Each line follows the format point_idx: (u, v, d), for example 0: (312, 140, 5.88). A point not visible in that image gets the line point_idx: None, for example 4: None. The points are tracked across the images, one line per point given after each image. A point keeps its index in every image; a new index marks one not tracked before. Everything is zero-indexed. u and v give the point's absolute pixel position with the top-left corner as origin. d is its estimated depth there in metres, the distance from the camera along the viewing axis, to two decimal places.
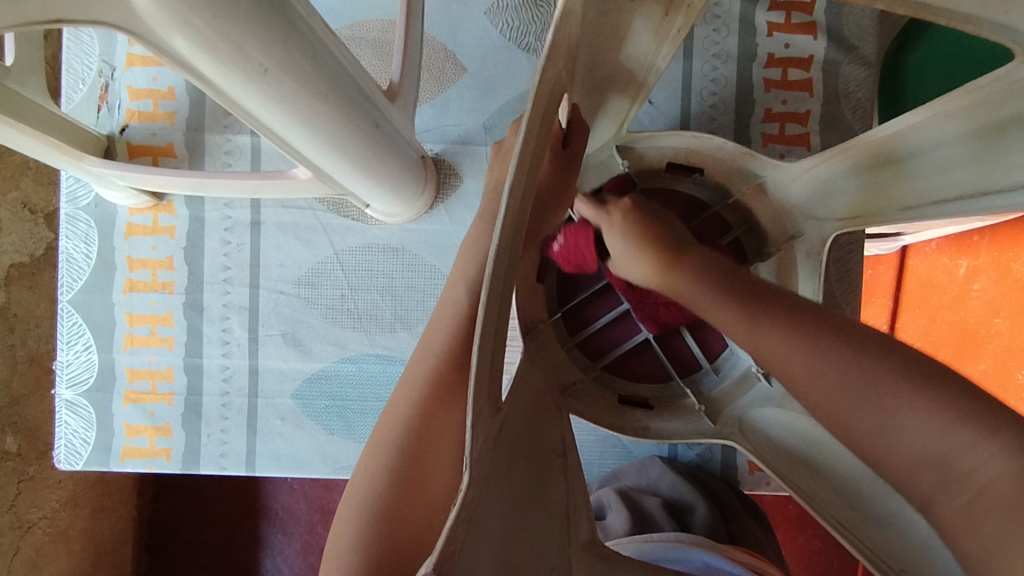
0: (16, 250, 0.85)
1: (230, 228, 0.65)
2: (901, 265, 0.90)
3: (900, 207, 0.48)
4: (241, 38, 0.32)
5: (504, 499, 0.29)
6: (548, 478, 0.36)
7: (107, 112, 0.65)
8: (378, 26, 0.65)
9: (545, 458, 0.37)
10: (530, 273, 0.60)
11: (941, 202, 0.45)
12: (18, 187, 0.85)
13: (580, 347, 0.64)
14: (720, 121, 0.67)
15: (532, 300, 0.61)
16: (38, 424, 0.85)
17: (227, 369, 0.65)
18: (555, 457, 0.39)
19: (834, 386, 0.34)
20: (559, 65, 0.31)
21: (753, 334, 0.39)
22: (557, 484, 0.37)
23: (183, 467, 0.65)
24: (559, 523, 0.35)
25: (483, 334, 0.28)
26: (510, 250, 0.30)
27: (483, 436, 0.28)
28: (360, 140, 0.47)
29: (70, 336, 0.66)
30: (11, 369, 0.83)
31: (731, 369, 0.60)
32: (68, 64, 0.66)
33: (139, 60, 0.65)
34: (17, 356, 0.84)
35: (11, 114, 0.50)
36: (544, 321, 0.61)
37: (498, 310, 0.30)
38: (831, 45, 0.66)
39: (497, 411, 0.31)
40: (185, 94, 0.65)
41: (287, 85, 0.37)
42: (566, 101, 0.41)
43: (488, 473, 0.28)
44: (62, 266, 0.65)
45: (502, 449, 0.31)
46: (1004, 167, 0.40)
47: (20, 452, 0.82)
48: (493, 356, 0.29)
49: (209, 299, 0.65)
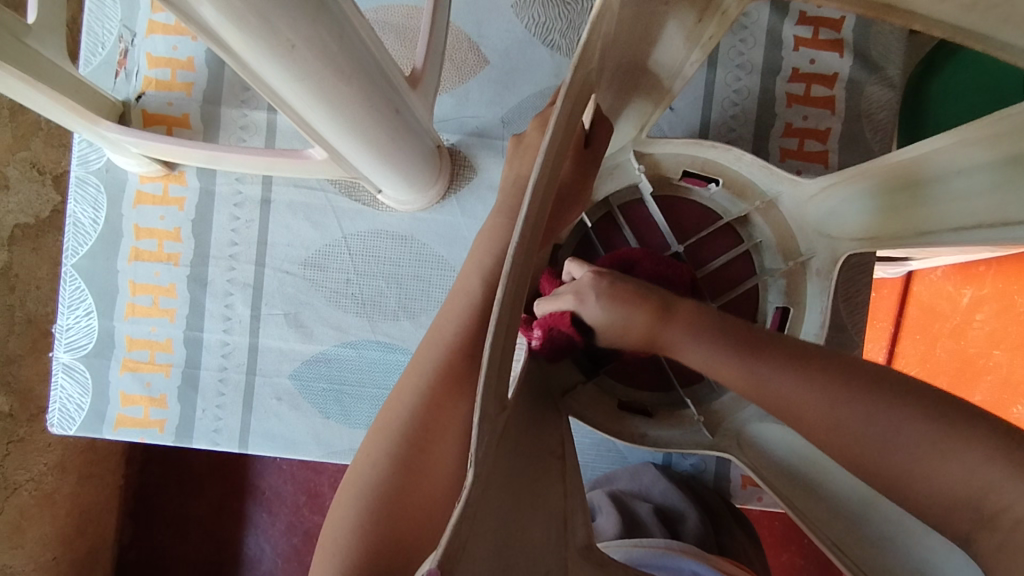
0: (21, 210, 0.85)
1: (240, 204, 0.65)
2: (905, 289, 0.89)
3: (913, 229, 0.48)
4: (269, 11, 0.31)
5: (504, 502, 0.29)
6: (545, 481, 0.36)
7: (124, 78, 0.64)
8: (404, 12, 0.64)
9: (544, 461, 0.37)
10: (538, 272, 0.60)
11: (959, 229, 0.45)
12: (28, 147, 0.85)
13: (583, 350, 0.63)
14: (739, 133, 0.66)
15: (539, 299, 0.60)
16: (31, 386, 0.85)
17: (227, 345, 0.65)
18: (555, 460, 0.39)
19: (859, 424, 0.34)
20: (588, 66, 0.31)
21: (767, 395, 0.38)
22: (556, 487, 0.37)
23: (175, 440, 0.65)
24: (557, 526, 0.35)
25: (494, 331, 0.27)
26: (526, 250, 0.30)
27: (488, 434, 0.28)
28: (378, 123, 0.46)
29: (72, 301, 0.65)
30: (9, 329, 0.83)
31: None
32: (87, 26, 0.65)
33: (160, 29, 0.64)
34: (15, 317, 0.84)
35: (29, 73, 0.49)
36: None
37: (510, 310, 0.29)
38: (856, 64, 0.66)
39: (501, 410, 0.31)
40: (204, 65, 0.64)
41: (311, 63, 0.36)
42: (592, 103, 0.40)
43: (490, 474, 0.28)
44: (68, 230, 0.65)
45: (505, 448, 0.31)
46: None
47: (11, 413, 0.82)
48: (503, 355, 0.29)
49: (214, 273, 0.65)
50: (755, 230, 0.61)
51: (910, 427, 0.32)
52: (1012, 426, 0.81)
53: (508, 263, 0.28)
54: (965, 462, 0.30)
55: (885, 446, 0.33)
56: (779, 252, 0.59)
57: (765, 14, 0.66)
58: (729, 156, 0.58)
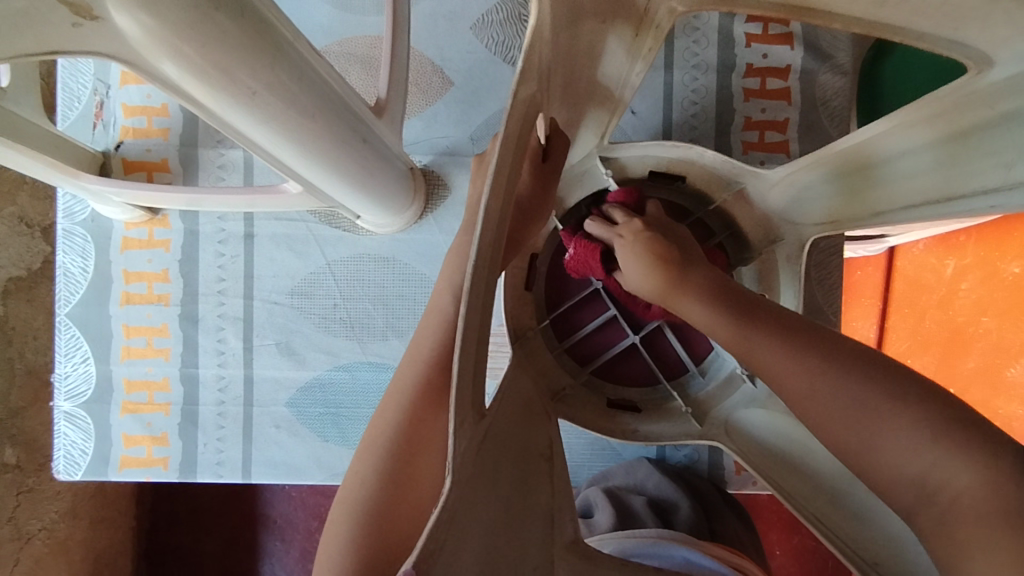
0: (12, 264, 0.87)
1: (224, 240, 0.66)
2: (889, 265, 0.90)
3: (869, 212, 0.50)
4: (229, 64, 0.33)
5: (490, 504, 0.31)
6: (534, 482, 0.38)
7: (102, 130, 0.66)
8: (367, 43, 0.67)
9: (532, 462, 0.39)
10: (519, 281, 0.62)
11: (909, 207, 0.47)
12: (14, 202, 0.87)
13: (568, 352, 0.65)
14: (701, 130, 0.69)
15: (521, 308, 0.63)
16: (36, 436, 0.87)
17: (223, 379, 0.66)
18: (542, 461, 0.41)
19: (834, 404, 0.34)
20: (528, 88, 0.33)
21: (753, 356, 0.38)
22: (543, 487, 0.39)
23: (180, 476, 0.66)
24: (544, 524, 0.37)
25: (464, 343, 0.29)
26: (490, 263, 0.32)
27: (466, 439, 0.29)
28: (347, 154, 0.48)
29: (68, 349, 0.66)
30: (9, 383, 0.85)
31: (717, 372, 0.61)
32: (63, 83, 0.67)
33: (133, 79, 0.66)
34: (15, 369, 0.86)
35: (8, 135, 0.51)
36: (532, 328, 0.63)
37: (479, 322, 0.31)
38: (807, 55, 0.68)
39: (480, 417, 0.32)
40: (178, 110, 0.66)
41: (275, 106, 0.38)
42: (543, 118, 0.42)
43: (473, 479, 0.29)
44: (59, 280, 0.66)
45: (489, 452, 0.33)
46: (969, 173, 0.41)
47: (19, 465, 0.84)
48: (477, 365, 0.31)
49: (204, 310, 0.66)
50: (724, 223, 0.63)
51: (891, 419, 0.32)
52: (1006, 389, 0.83)
53: (470, 279, 0.30)
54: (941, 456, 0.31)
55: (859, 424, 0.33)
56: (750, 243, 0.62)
57: (715, 15, 0.68)
58: (693, 153, 0.60)
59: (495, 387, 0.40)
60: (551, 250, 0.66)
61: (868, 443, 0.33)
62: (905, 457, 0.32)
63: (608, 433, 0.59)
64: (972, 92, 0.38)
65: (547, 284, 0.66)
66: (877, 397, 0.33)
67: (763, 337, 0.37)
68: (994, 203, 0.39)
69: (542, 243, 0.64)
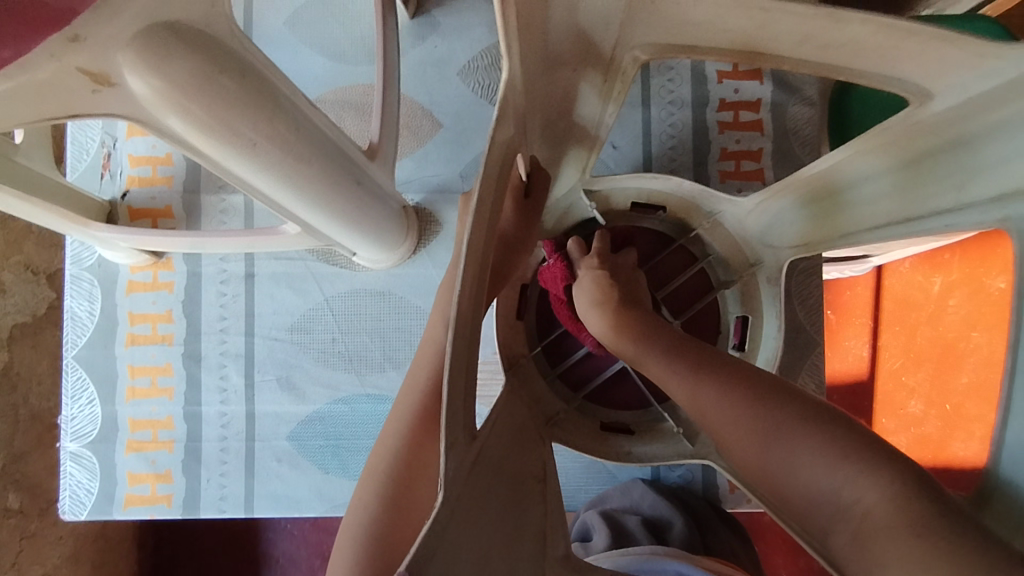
0: (19, 311, 0.90)
1: (226, 280, 0.69)
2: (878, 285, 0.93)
3: (836, 232, 0.52)
4: (232, 120, 0.36)
5: (481, 526, 0.32)
6: (525, 503, 0.39)
7: (109, 179, 0.70)
8: (360, 91, 0.70)
9: (525, 485, 0.41)
10: (509, 311, 0.65)
11: (873, 230, 0.49)
12: (20, 251, 0.91)
13: (561, 378, 0.68)
14: (679, 161, 0.72)
15: (513, 336, 0.65)
16: (39, 481, 0.88)
17: (225, 415, 0.68)
18: (535, 484, 0.42)
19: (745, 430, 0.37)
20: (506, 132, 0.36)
21: (690, 397, 0.41)
22: (535, 507, 0.40)
23: (184, 512, 0.68)
24: (536, 541, 0.38)
25: (453, 372, 0.31)
26: (475, 296, 0.34)
27: (459, 456, 0.31)
28: (342, 195, 0.51)
29: (74, 392, 0.68)
30: (13, 428, 0.86)
31: None
32: (71, 137, 0.71)
33: (139, 131, 0.69)
34: (20, 415, 0.87)
35: (22, 187, 0.54)
36: (524, 354, 0.65)
37: (467, 349, 0.34)
38: (777, 88, 0.72)
39: (473, 440, 0.34)
40: (182, 159, 0.69)
41: (274, 155, 0.41)
42: (522, 168, 0.45)
43: (462, 498, 0.31)
44: (67, 324, 0.69)
45: (481, 472, 0.34)
46: (923, 197, 0.44)
47: (22, 510, 0.84)
48: (465, 390, 0.33)
49: (207, 348, 0.69)
50: (705, 249, 0.66)
51: (796, 441, 0.34)
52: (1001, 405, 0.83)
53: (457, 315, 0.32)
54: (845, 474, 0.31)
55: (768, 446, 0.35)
56: (730, 266, 0.64)
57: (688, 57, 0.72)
58: (671, 184, 0.63)
59: (488, 413, 0.42)
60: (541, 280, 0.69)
61: (781, 467, 0.35)
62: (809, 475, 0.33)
63: (602, 455, 0.61)
64: (917, 123, 0.41)
65: (539, 313, 0.69)
66: (784, 420, 0.35)
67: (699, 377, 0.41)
68: (946, 224, 0.41)
69: (531, 274, 0.67)
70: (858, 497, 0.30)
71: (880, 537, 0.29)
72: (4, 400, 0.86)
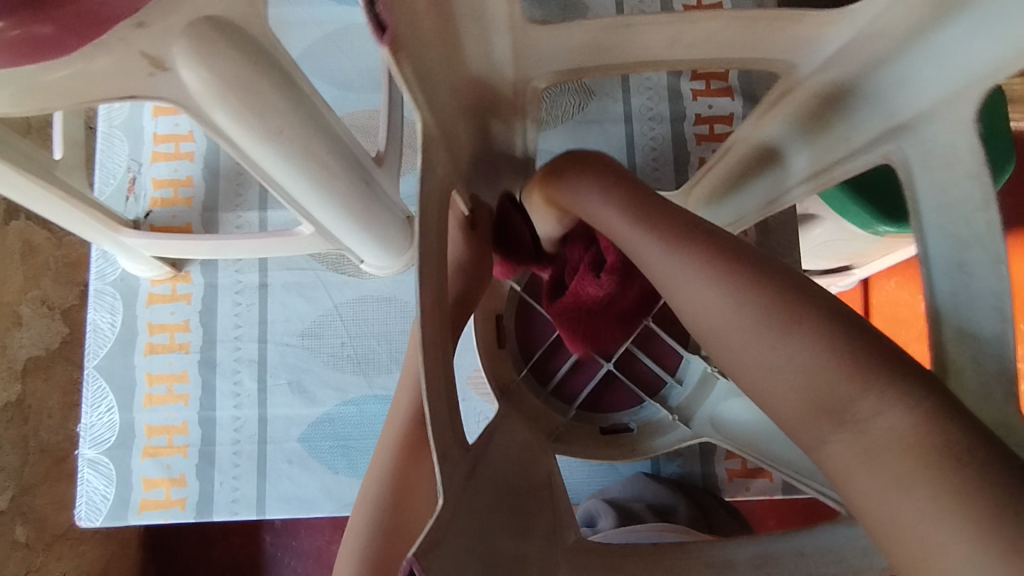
0: (34, 344, 0.91)
1: (241, 290, 0.73)
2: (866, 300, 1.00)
3: (761, 203, 0.50)
4: (263, 107, 0.41)
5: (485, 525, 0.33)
6: (535, 508, 0.42)
7: (133, 200, 0.74)
8: (365, 116, 0.77)
9: (532, 494, 0.43)
10: (485, 341, 0.65)
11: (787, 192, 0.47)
12: (39, 286, 0.94)
13: (554, 396, 0.67)
14: (662, 171, 0.78)
15: (497, 363, 0.66)
16: (44, 515, 0.89)
17: (238, 419, 0.71)
18: (543, 493, 0.45)
19: (743, 325, 0.32)
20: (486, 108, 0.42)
21: (676, 280, 0.35)
22: (544, 510, 0.43)
23: (196, 516, 0.70)
24: (548, 533, 0.41)
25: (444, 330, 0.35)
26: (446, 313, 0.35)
27: (452, 469, 0.32)
28: (355, 194, 0.56)
29: (94, 400, 0.71)
30: (23, 459, 0.88)
31: (691, 376, 0.64)
32: (99, 162, 0.75)
33: (163, 157, 0.75)
34: (30, 446, 0.90)
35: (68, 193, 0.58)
36: (513, 379, 0.65)
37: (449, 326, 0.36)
38: (747, 103, 0.79)
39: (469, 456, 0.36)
40: (202, 181, 0.75)
41: (296, 146, 0.46)
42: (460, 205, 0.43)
43: (469, 499, 0.32)
44: (89, 336, 0.72)
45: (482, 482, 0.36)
46: (833, 142, 0.42)
47: (27, 543, 0.86)
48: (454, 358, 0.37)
49: (222, 355, 0.72)
50: None
51: (811, 349, 0.30)
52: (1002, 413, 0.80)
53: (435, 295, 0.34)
54: (868, 396, 0.28)
55: (770, 349, 0.31)
56: None
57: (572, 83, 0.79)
58: None
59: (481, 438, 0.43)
60: (513, 307, 0.69)
61: (779, 373, 0.31)
62: (823, 385, 0.29)
63: (611, 458, 0.63)
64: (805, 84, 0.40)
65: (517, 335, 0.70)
66: (797, 326, 0.30)
67: (692, 260, 0.35)
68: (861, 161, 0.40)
69: (502, 302, 0.68)
70: (871, 412, 0.28)
71: (893, 476, 0.26)
72: (15, 432, 0.88)
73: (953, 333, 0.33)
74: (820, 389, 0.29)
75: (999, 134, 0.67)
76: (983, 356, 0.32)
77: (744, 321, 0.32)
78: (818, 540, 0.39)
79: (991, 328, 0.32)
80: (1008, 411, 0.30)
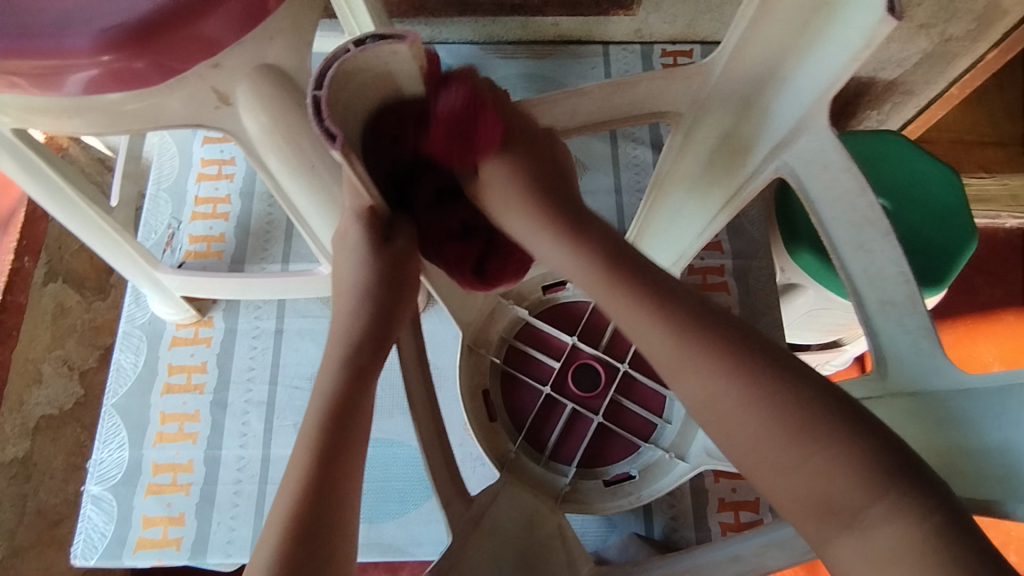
0: (47, 403, 0.90)
1: (257, 335, 0.78)
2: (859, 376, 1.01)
3: None
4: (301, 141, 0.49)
5: None
6: (547, 551, 0.46)
7: (170, 252, 0.82)
8: None
9: (541, 542, 0.47)
10: (481, 414, 0.64)
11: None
12: (62, 346, 0.92)
13: (554, 458, 0.66)
14: None
15: (492, 436, 0.64)
16: None
17: (242, 459, 0.73)
18: (555, 539, 0.48)
19: (752, 430, 0.33)
20: None
21: (681, 372, 0.36)
22: (557, 554, 0.47)
23: (190, 558, 0.70)
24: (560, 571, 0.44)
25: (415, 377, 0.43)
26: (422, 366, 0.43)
27: None
28: None
29: (106, 436, 0.74)
30: (17, 520, 0.84)
31: (677, 413, 0.66)
32: (144, 220, 0.84)
33: (201, 216, 0.84)
34: (26, 508, 0.85)
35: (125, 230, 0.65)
36: (512, 450, 0.64)
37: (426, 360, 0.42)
38: None
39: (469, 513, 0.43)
40: (233, 238, 0.82)
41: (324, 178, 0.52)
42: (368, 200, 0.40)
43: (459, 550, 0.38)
44: (112, 374, 0.77)
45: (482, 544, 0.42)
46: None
47: None
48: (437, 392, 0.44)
49: (233, 396, 0.76)
50: None
51: (835, 461, 0.30)
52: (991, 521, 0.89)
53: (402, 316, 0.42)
54: (882, 508, 0.29)
55: (787, 457, 0.32)
56: None
57: None
58: None
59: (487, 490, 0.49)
60: (498, 381, 0.68)
61: (789, 479, 0.32)
62: (830, 487, 0.30)
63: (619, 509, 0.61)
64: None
65: (506, 407, 0.67)
66: (816, 440, 0.31)
67: (699, 357, 0.35)
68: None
69: (487, 377, 0.66)
70: (879, 520, 0.29)
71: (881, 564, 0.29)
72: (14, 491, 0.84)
73: (876, 303, 0.42)
74: (828, 486, 0.30)
75: (957, 209, 0.73)
76: (905, 317, 0.41)
77: (762, 424, 0.33)
78: (781, 533, 0.38)
79: (900, 293, 0.41)
80: (935, 357, 0.39)
